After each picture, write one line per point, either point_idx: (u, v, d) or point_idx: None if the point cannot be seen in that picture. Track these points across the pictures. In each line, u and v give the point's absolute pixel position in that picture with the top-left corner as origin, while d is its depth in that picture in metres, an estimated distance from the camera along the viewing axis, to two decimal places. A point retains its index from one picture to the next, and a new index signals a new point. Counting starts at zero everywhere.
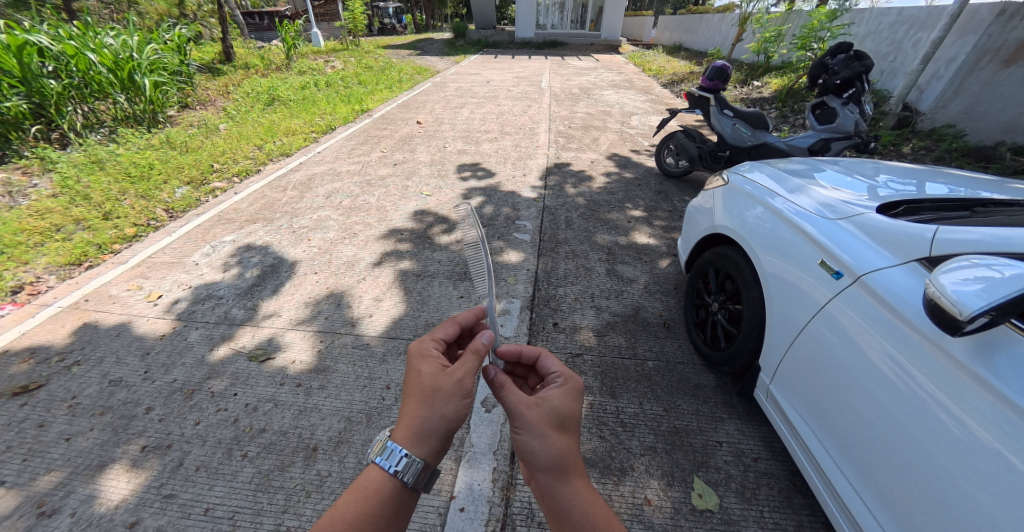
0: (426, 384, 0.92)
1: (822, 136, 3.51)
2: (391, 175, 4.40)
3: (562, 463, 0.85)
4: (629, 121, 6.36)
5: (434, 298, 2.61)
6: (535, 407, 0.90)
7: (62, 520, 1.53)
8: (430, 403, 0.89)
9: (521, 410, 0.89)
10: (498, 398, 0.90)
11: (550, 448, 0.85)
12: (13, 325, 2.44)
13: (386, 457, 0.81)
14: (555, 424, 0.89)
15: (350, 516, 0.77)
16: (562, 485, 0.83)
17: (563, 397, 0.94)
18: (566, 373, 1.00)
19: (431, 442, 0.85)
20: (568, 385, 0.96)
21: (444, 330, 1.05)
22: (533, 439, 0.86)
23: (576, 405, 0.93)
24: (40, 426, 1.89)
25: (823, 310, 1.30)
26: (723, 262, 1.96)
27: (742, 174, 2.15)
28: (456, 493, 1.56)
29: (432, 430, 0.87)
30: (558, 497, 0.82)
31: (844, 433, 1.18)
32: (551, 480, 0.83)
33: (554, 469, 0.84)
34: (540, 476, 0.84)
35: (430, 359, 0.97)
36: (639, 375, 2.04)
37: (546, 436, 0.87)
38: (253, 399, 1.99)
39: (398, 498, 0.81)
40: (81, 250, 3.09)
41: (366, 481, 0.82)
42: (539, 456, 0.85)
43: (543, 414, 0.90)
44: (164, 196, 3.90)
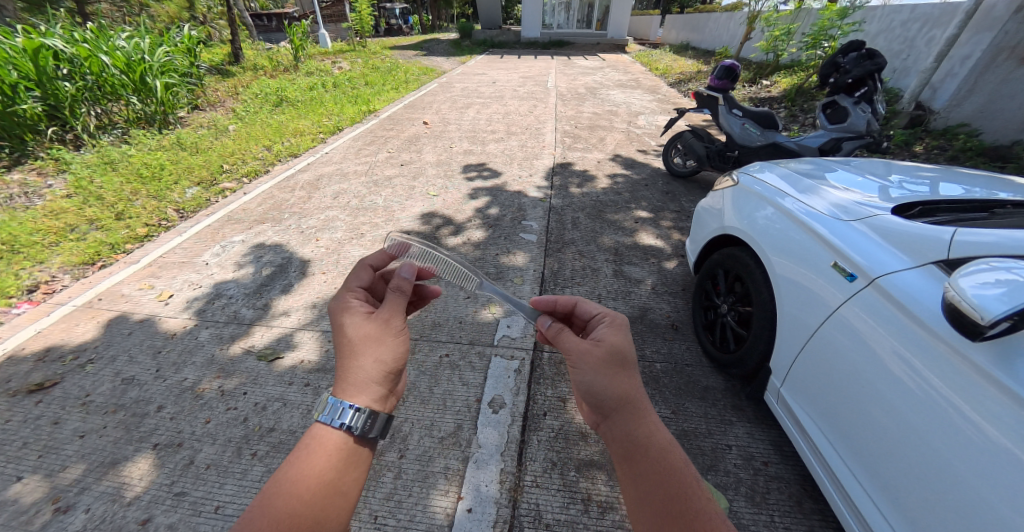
0: (353, 335, 0.93)
1: (833, 136, 3.46)
2: (398, 175, 4.42)
3: (629, 397, 0.87)
4: (636, 120, 6.33)
5: (440, 298, 2.62)
6: (592, 348, 0.95)
7: (76, 516, 1.56)
8: (364, 351, 0.91)
9: (580, 353, 0.94)
10: (556, 343, 0.98)
11: (614, 385, 0.89)
12: (28, 324, 2.49)
13: (329, 412, 0.80)
14: (616, 363, 0.92)
15: (294, 472, 0.75)
16: (633, 421, 0.84)
17: (615, 335, 0.99)
18: (611, 313, 1.05)
19: (374, 388, 0.86)
20: (617, 324, 1.01)
21: (359, 276, 1.05)
22: (597, 377, 0.90)
23: (628, 341, 0.96)
24: (54, 423, 1.92)
25: (836, 314, 1.29)
26: (732, 264, 1.94)
27: (752, 174, 2.13)
28: (464, 494, 1.57)
29: (371, 376, 0.88)
30: (630, 433, 0.82)
31: (857, 437, 1.16)
32: (621, 416, 0.85)
33: (622, 405, 0.86)
34: (610, 413, 0.86)
35: (354, 311, 0.97)
36: (647, 377, 2.03)
37: (608, 374, 0.90)
38: (262, 398, 2.01)
39: (348, 450, 0.80)
40: (95, 250, 3.14)
41: (311, 438, 0.80)
42: (606, 393, 0.88)
43: (602, 353, 0.94)
44: (174, 196, 3.95)
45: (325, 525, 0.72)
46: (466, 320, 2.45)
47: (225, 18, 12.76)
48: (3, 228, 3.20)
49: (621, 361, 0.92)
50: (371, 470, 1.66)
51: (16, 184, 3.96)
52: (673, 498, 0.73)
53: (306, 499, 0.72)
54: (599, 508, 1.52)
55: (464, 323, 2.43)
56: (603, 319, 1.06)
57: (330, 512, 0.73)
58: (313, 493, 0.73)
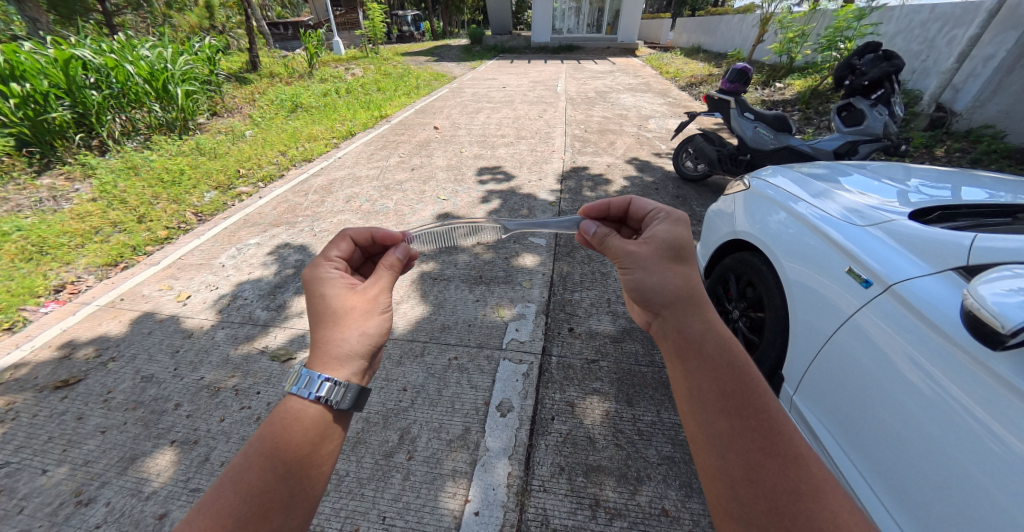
0: (335, 307, 0.95)
1: (848, 139, 3.40)
2: (409, 180, 4.47)
3: (684, 294, 0.92)
4: (647, 124, 6.31)
5: (450, 301, 2.64)
6: (645, 247, 1.00)
7: (96, 509, 1.61)
8: (347, 323, 0.93)
9: (633, 253, 1.01)
10: (605, 246, 1.05)
11: (669, 282, 0.94)
12: (55, 322, 2.58)
13: (304, 385, 0.80)
14: (670, 259, 0.97)
15: (268, 444, 0.76)
16: (688, 317, 0.89)
17: (669, 232, 1.03)
18: (667, 210, 1.07)
19: (355, 362, 0.88)
20: (671, 221, 1.04)
21: (337, 248, 1.08)
22: (650, 276, 0.96)
23: (681, 236, 1.00)
24: (78, 418, 1.99)
25: (850, 319, 1.26)
26: (744, 268, 1.92)
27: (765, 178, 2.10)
28: (471, 497, 1.57)
29: (354, 349, 0.90)
30: (685, 328, 0.88)
31: (870, 443, 1.14)
32: (676, 314, 0.90)
33: (676, 302, 0.91)
34: (665, 310, 0.92)
35: (336, 283, 1.00)
36: (657, 383, 2.01)
37: (662, 272, 0.96)
38: (275, 398, 2.05)
39: (321, 424, 0.81)
40: (118, 252, 3.24)
41: (286, 410, 0.80)
42: (660, 290, 0.94)
43: (654, 251, 0.99)
44: (193, 199, 4.06)
45: (297, 498, 0.73)
46: (476, 323, 2.46)
47: (243, 28, 13.11)
48: (33, 231, 3.33)
49: (676, 257, 0.97)
50: (380, 471, 1.68)
51: (46, 189, 4.13)
52: (728, 388, 0.80)
53: (279, 475, 0.73)
54: (608, 514, 1.50)
55: (473, 326, 2.44)
56: (658, 215, 1.09)
57: (304, 484, 0.74)
58: (287, 469, 0.74)
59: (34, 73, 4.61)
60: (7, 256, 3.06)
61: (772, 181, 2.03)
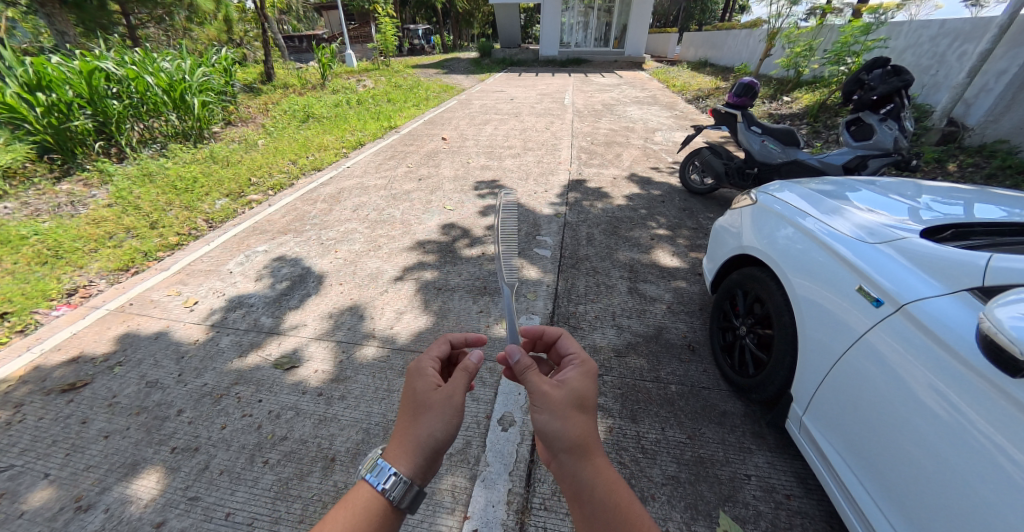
0: (416, 398, 0.94)
1: (858, 154, 3.28)
2: (417, 190, 4.51)
3: (585, 442, 0.84)
4: (653, 136, 6.33)
5: (454, 312, 2.65)
6: (555, 389, 0.90)
7: (95, 515, 1.61)
8: (421, 420, 0.90)
9: (545, 393, 0.88)
10: (521, 382, 0.89)
11: (572, 428, 0.85)
12: (65, 325, 2.62)
13: (375, 473, 0.81)
14: (575, 405, 0.89)
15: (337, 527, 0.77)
16: (582, 464, 0.82)
17: (580, 380, 0.95)
18: (583, 356, 1.02)
19: (418, 457, 0.86)
20: (584, 368, 0.96)
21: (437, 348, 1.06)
22: (557, 422, 0.86)
23: (593, 387, 0.92)
24: (82, 422, 2.00)
25: (863, 340, 1.23)
26: (751, 284, 1.87)
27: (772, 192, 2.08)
28: (470, 514, 1.54)
29: (417, 447, 0.87)
30: (579, 476, 0.81)
31: (888, 474, 1.09)
32: (572, 460, 0.83)
33: (575, 448, 0.83)
34: (562, 455, 0.84)
35: (424, 374, 0.98)
36: (661, 399, 1.97)
37: (567, 417, 0.87)
38: (277, 407, 2.04)
39: (381, 515, 0.81)
40: (129, 257, 3.30)
41: (355, 495, 0.82)
42: (563, 437, 0.85)
43: (564, 397, 0.89)
44: (205, 206, 4.13)
45: None
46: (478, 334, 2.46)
47: (259, 40, 13.45)
48: (50, 235, 3.42)
49: (580, 405, 0.89)
50: None
51: (65, 194, 4.24)
52: None
53: None
54: None
55: None
56: (573, 360, 1.02)
57: None
58: None
59: (60, 83, 4.76)
60: (23, 260, 3.13)
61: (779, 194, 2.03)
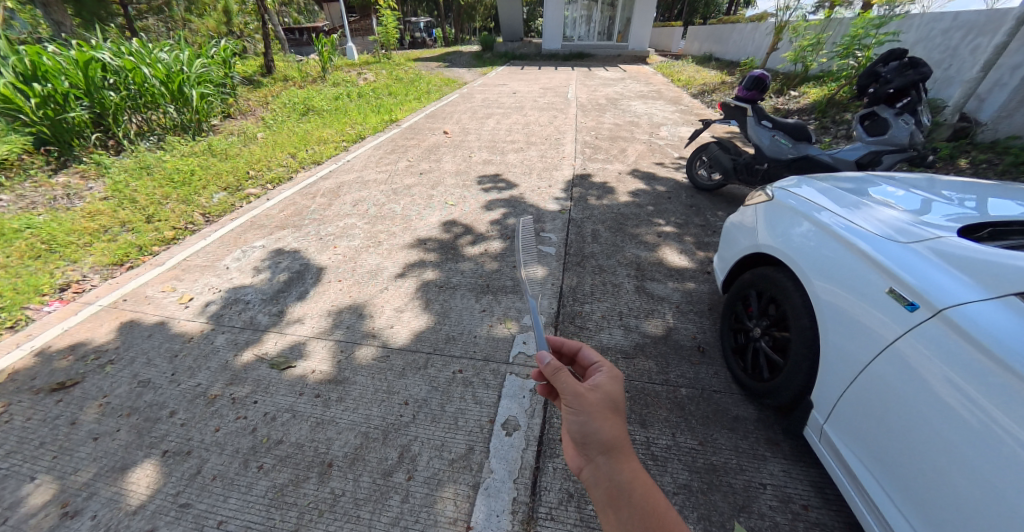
0: None
1: (871, 149, 3.20)
2: (418, 184, 4.43)
3: (621, 443, 0.82)
4: (658, 131, 6.22)
5: (456, 311, 2.58)
6: (589, 391, 0.88)
7: (82, 522, 1.54)
8: None
9: (579, 395, 0.88)
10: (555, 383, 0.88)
11: (607, 429, 0.83)
12: (57, 322, 2.55)
13: None
14: (609, 407, 0.87)
15: None
16: (618, 465, 0.79)
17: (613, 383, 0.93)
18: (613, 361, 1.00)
19: None
20: (613, 370, 0.94)
21: None
22: (595, 422, 0.84)
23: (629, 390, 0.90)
24: (71, 424, 1.93)
25: (890, 347, 1.15)
26: (766, 284, 1.79)
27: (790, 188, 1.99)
28: (473, 524, 1.48)
29: None
30: (615, 478, 0.78)
31: (915, 485, 1.02)
32: (608, 462, 0.80)
33: (611, 449, 0.81)
34: (598, 458, 0.82)
35: None
36: (671, 403, 1.90)
37: (602, 418, 0.85)
38: (272, 409, 1.97)
39: None
40: (124, 251, 3.22)
41: None
42: (598, 437, 0.83)
43: (598, 398, 0.88)
44: (202, 200, 4.04)
45: None
46: (482, 334, 2.39)
47: (259, 32, 13.30)
48: (44, 228, 3.34)
49: (616, 407, 0.87)
50: (378, 491, 1.60)
51: (60, 187, 4.15)
52: None
53: None
54: None
55: (479, 337, 2.37)
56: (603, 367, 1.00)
57: None
58: None
59: (55, 73, 4.65)
60: (16, 254, 3.05)
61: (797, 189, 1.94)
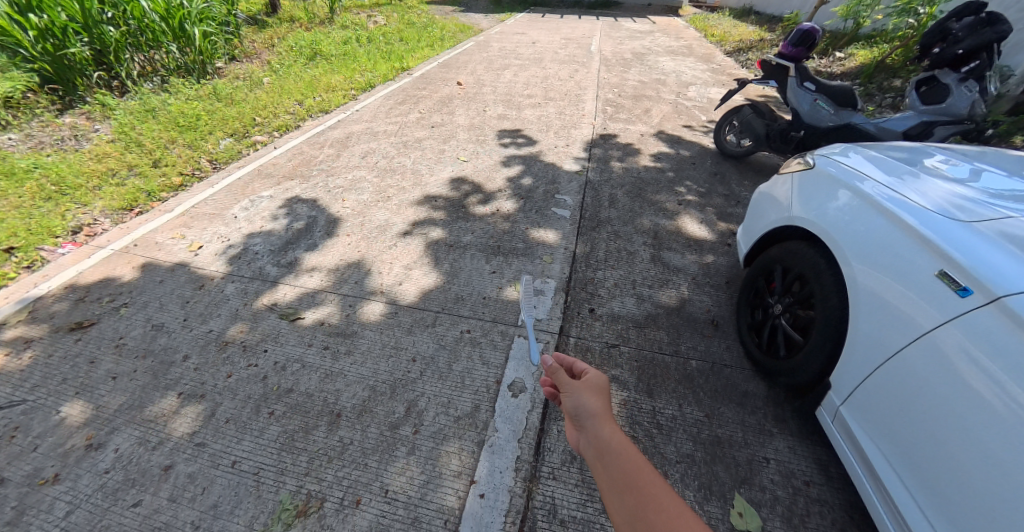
0: None
1: (924, 119, 2.99)
2: (429, 138, 4.26)
3: (605, 413, 0.86)
4: (685, 91, 5.84)
5: (465, 272, 2.54)
6: (581, 380, 0.96)
7: (106, 454, 1.61)
8: None
9: (571, 383, 0.95)
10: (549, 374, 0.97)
11: (595, 405, 0.88)
12: (72, 264, 2.56)
13: None
14: (598, 388, 0.93)
15: None
16: (602, 430, 0.83)
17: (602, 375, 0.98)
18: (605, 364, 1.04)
19: None
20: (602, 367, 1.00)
21: None
22: (584, 397, 0.91)
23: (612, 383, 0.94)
24: (90, 363, 1.98)
25: (924, 330, 1.08)
26: (795, 260, 1.69)
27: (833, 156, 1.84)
28: (477, 478, 1.51)
29: None
30: (601, 437, 0.81)
31: (933, 473, 0.98)
32: (594, 427, 0.84)
33: (597, 418, 0.86)
34: (587, 428, 0.86)
35: None
36: (680, 375, 1.88)
37: (590, 397, 0.91)
38: (282, 358, 2.00)
39: None
40: (133, 196, 3.18)
41: None
42: (588, 411, 0.88)
43: (588, 382, 0.95)
44: (208, 146, 3.95)
45: None
46: (491, 296, 2.36)
47: None
48: (53, 169, 3.30)
49: (600, 386, 0.93)
50: (384, 442, 1.64)
51: (67, 127, 4.07)
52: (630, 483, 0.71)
53: None
54: None
55: (487, 299, 2.34)
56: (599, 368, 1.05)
57: None
58: None
59: (52, 4, 4.37)
60: (27, 194, 3.03)
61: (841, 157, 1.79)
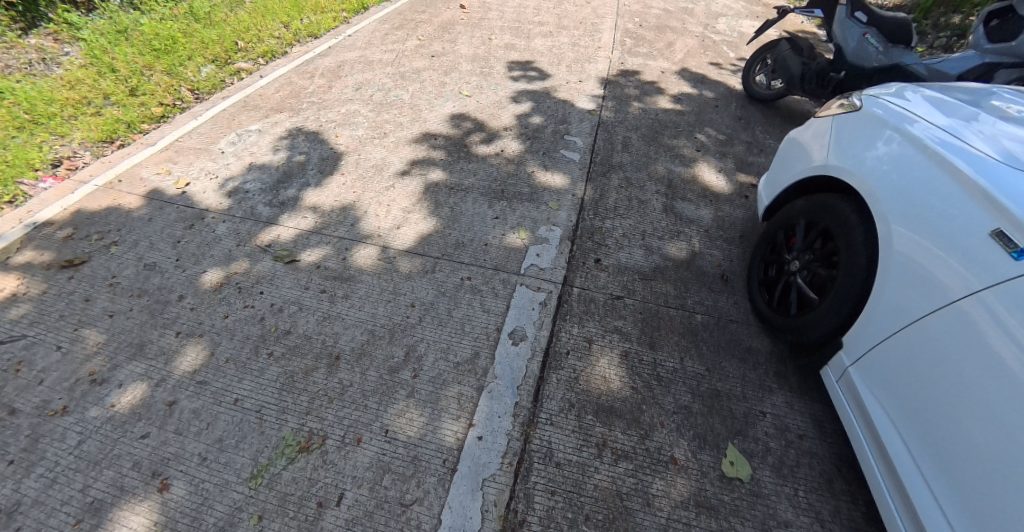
0: None
1: (987, 61, 2.66)
2: (429, 69, 3.91)
3: None
4: (713, 23, 5.28)
5: (466, 216, 2.43)
6: None
7: (110, 389, 1.62)
8: None
9: None
10: None
11: None
12: (55, 199, 2.45)
13: None
14: None
15: None
16: None
17: None
18: None
19: None
20: None
21: None
22: None
23: None
24: (85, 300, 1.95)
25: (953, 288, 0.99)
26: (824, 214, 1.57)
27: (884, 96, 1.63)
28: (476, 422, 1.53)
29: None
30: None
31: (936, 435, 0.95)
32: None
33: None
34: None
35: None
36: (684, 329, 1.85)
37: None
38: (279, 300, 1.96)
39: None
40: (112, 127, 2.98)
41: None
42: None
43: None
44: (188, 74, 3.64)
45: None
46: (493, 243, 2.26)
47: None
48: (22, 96, 3.04)
49: None
50: (384, 385, 1.65)
51: (34, 49, 3.72)
52: None
53: None
54: (614, 456, 1.44)
55: (490, 245, 2.25)
56: None
57: None
58: None
59: None
60: None
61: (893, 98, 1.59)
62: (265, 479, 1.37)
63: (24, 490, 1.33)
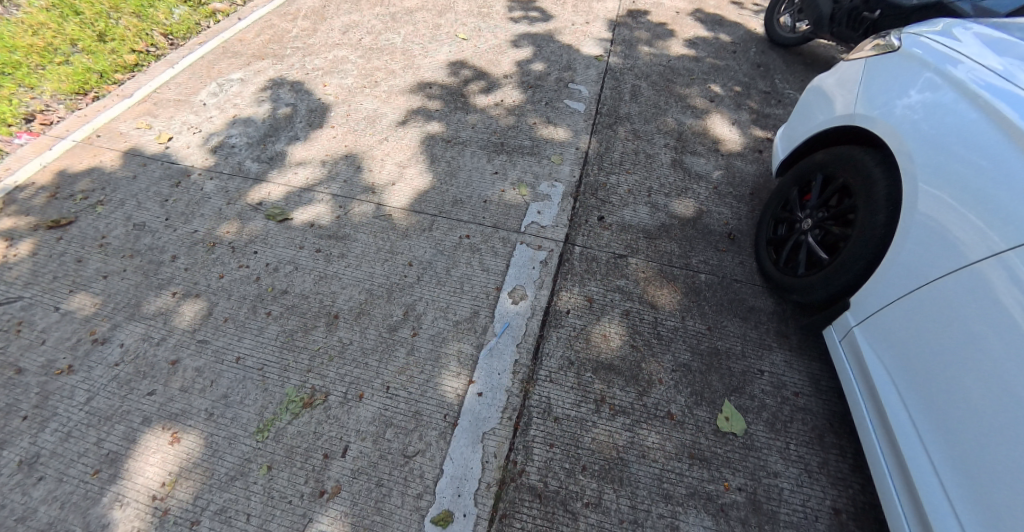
0: None
1: None
2: (421, 9, 3.60)
3: None
4: None
5: (464, 172, 2.32)
6: None
7: (112, 348, 1.63)
8: None
9: None
10: None
11: None
12: (34, 156, 2.34)
13: None
14: None
15: None
16: None
17: None
18: None
19: None
20: None
21: None
22: None
23: None
24: (77, 261, 1.91)
25: (971, 244, 0.95)
26: (845, 170, 1.48)
27: (927, 35, 1.49)
28: (475, 379, 1.54)
29: None
30: None
31: (937, 393, 0.95)
32: None
33: None
34: None
35: None
36: (687, 288, 1.82)
37: None
38: (274, 260, 1.92)
39: None
40: (83, 78, 2.80)
41: None
42: None
43: None
44: (159, 15, 3.36)
45: None
46: (492, 200, 2.18)
47: None
48: None
49: None
50: (383, 343, 1.65)
51: None
52: None
53: None
54: (611, 410, 1.47)
55: (489, 202, 2.17)
56: None
57: None
58: None
59: None
60: None
61: (937, 37, 1.44)
62: (271, 432, 1.41)
63: (41, 443, 1.37)
